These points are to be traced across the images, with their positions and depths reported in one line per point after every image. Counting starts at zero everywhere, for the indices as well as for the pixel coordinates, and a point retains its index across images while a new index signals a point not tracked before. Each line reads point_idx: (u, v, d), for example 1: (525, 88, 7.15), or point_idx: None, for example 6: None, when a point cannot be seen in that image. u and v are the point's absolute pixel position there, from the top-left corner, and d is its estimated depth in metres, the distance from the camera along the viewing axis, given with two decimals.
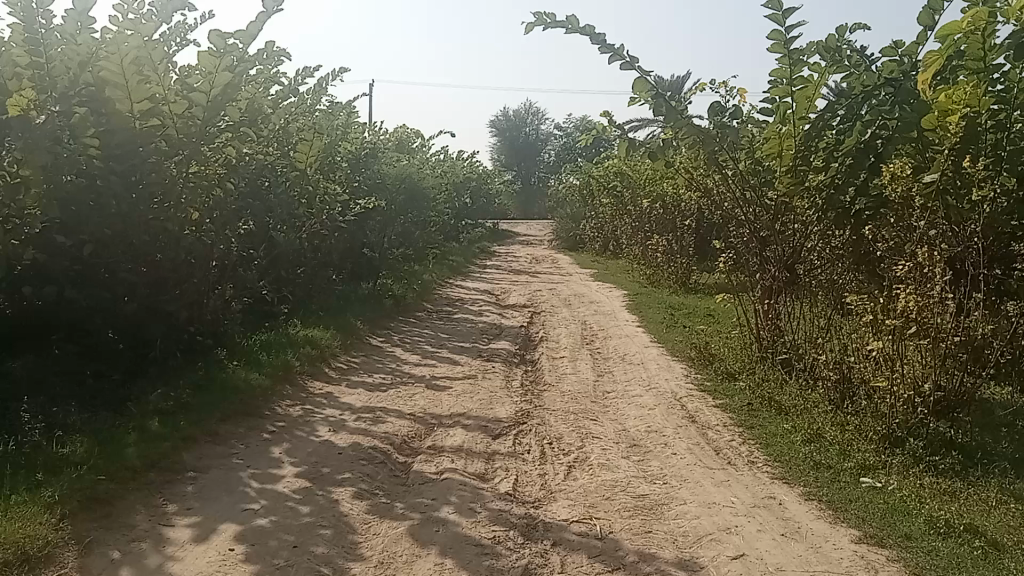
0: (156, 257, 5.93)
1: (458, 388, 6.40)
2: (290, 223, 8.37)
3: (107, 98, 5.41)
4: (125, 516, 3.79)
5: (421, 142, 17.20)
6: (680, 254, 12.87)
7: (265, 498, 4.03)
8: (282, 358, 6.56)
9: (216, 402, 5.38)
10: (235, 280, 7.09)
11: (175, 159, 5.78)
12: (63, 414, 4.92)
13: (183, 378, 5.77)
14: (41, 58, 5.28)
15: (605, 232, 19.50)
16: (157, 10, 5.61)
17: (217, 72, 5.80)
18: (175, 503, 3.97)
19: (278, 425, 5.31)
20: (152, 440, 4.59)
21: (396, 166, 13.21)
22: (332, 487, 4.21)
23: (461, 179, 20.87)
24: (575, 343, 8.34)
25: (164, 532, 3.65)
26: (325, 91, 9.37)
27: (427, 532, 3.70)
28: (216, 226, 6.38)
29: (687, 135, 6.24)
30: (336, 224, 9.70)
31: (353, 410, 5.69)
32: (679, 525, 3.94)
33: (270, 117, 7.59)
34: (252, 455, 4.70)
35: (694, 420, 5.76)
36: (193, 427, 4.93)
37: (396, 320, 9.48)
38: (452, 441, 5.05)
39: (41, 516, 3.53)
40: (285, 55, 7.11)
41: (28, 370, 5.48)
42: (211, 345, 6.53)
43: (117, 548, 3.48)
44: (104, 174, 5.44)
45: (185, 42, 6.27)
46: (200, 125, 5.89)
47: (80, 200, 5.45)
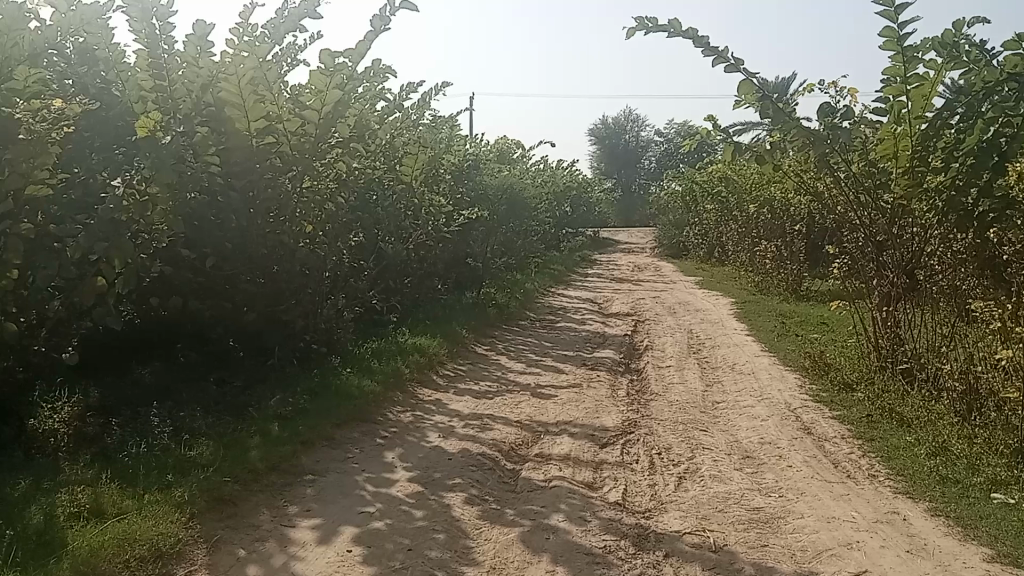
0: (273, 270, 6.24)
1: (564, 396, 6.41)
2: (397, 235, 8.58)
3: (226, 118, 5.69)
4: (250, 516, 3.95)
5: (521, 152, 17.32)
6: (790, 260, 12.53)
7: (380, 501, 4.14)
8: (392, 366, 6.72)
9: (332, 408, 5.56)
10: (345, 290, 7.34)
11: (289, 175, 6.05)
12: (190, 418, 5.19)
13: (300, 384, 5.99)
14: (164, 81, 5.56)
15: (710, 238, 19.21)
16: (270, 33, 5.88)
17: (328, 90, 5.92)
18: (296, 504, 4.12)
19: (390, 431, 5.44)
20: (273, 443, 4.78)
21: (499, 176, 13.37)
22: (444, 492, 4.28)
23: (562, 189, 20.95)
24: (681, 351, 8.22)
25: (287, 533, 3.78)
26: (429, 105, 9.58)
27: (539, 539, 3.72)
28: (328, 238, 6.60)
29: (796, 137, 6.09)
30: (441, 235, 9.89)
31: (461, 417, 5.78)
32: (797, 539, 3.83)
33: (378, 132, 7.81)
34: (367, 459, 4.83)
35: (810, 432, 5.59)
36: (310, 432, 5.10)
37: (500, 328, 9.57)
38: (559, 449, 5.06)
39: (172, 514, 3.73)
40: (391, 71, 7.30)
41: (156, 378, 5.81)
42: (326, 353, 6.77)
43: (244, 547, 3.63)
44: (224, 191, 5.75)
45: (296, 63, 6.53)
46: (313, 142, 6.08)
47: (202, 214, 5.80)
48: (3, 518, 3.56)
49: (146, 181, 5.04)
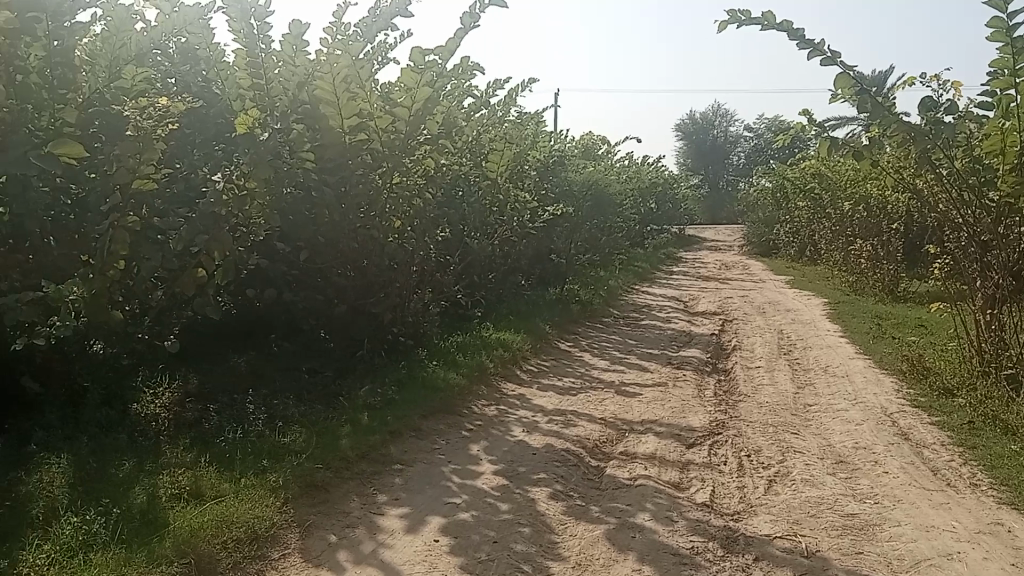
0: (363, 263, 6.38)
1: (649, 395, 6.36)
2: (483, 230, 8.66)
3: (321, 115, 5.82)
4: (340, 502, 4.06)
5: (607, 148, 17.21)
6: (887, 259, 12.10)
7: (466, 493, 4.19)
8: (478, 360, 6.80)
9: (418, 400, 5.66)
10: (432, 284, 7.46)
11: (379, 171, 6.13)
12: (284, 406, 5.36)
13: (388, 375, 6.12)
14: (261, 80, 5.74)
15: (801, 237, 18.71)
16: (363, 31, 5.99)
17: (419, 87, 6.04)
18: (385, 493, 4.22)
19: (475, 424, 5.51)
20: (363, 432, 4.90)
21: (584, 172, 13.33)
22: (529, 486, 4.31)
23: (647, 186, 20.73)
24: (771, 352, 8.04)
25: (376, 520, 3.87)
26: (515, 101, 9.62)
27: (624, 537, 3.70)
28: (417, 233, 6.71)
29: (896, 133, 5.84)
30: (526, 231, 9.93)
31: (545, 412, 5.80)
32: (894, 547, 3.71)
33: (465, 129, 7.89)
34: (453, 451, 4.90)
35: (907, 438, 5.40)
36: (398, 423, 5.20)
37: (584, 325, 9.55)
38: (645, 447, 5.03)
39: (267, 499, 3.87)
40: (479, 67, 7.36)
41: (252, 367, 6.02)
42: (413, 346, 6.89)
43: (335, 533, 3.74)
44: (319, 186, 5.93)
45: (386, 61, 6.65)
46: (403, 139, 6.17)
47: (297, 209, 6.05)
48: (110, 496, 3.75)
49: (245, 178, 5.19)
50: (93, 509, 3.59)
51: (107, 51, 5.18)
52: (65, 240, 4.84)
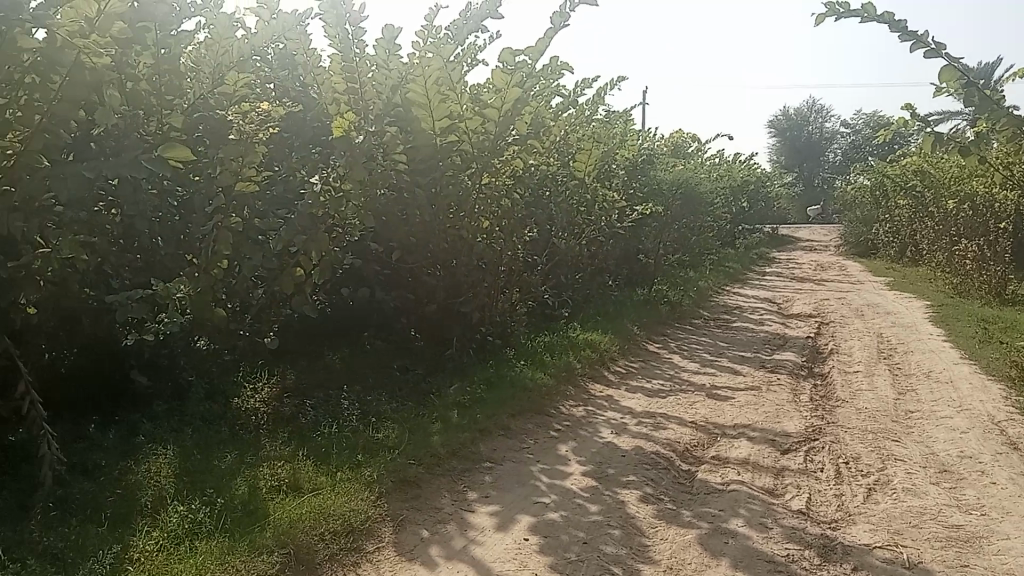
0: (452, 263, 6.48)
1: (741, 398, 6.25)
2: (571, 230, 8.65)
3: (414, 117, 5.88)
4: (432, 498, 4.14)
5: (697, 146, 16.95)
6: (995, 260, 11.55)
7: (555, 493, 4.21)
8: (566, 360, 6.81)
9: (507, 399, 5.70)
10: (521, 284, 7.50)
11: (468, 172, 6.21)
12: (376, 402, 5.49)
13: (477, 374, 6.19)
14: (356, 84, 5.87)
15: (902, 236, 18.02)
16: (453, 34, 6.08)
17: (509, 89, 6.03)
18: (475, 490, 4.28)
19: (564, 424, 5.52)
20: (453, 430, 4.97)
21: (673, 171, 13.17)
22: (618, 488, 4.29)
23: (738, 184, 20.32)
24: (869, 356, 7.78)
25: (467, 517, 3.93)
26: (604, 100, 9.58)
27: (717, 543, 3.65)
28: (506, 233, 6.76)
29: (1005, 127, 5.56)
30: (615, 231, 9.88)
31: (634, 414, 5.77)
32: (1003, 561, 3.54)
33: (553, 129, 7.90)
34: (542, 451, 4.93)
35: (1017, 448, 5.14)
36: (487, 421, 5.26)
37: (672, 327, 9.44)
38: (737, 452, 4.94)
39: (362, 492, 3.97)
40: (567, 67, 7.36)
41: (345, 364, 6.19)
42: (501, 346, 6.95)
43: (427, 528, 3.81)
44: (410, 188, 6.03)
45: (476, 63, 6.72)
46: (492, 140, 6.22)
47: (390, 211, 6.17)
48: (214, 487, 3.91)
49: (341, 179, 5.37)
50: (198, 499, 3.76)
51: (208, 60, 5.35)
52: (172, 240, 5.07)
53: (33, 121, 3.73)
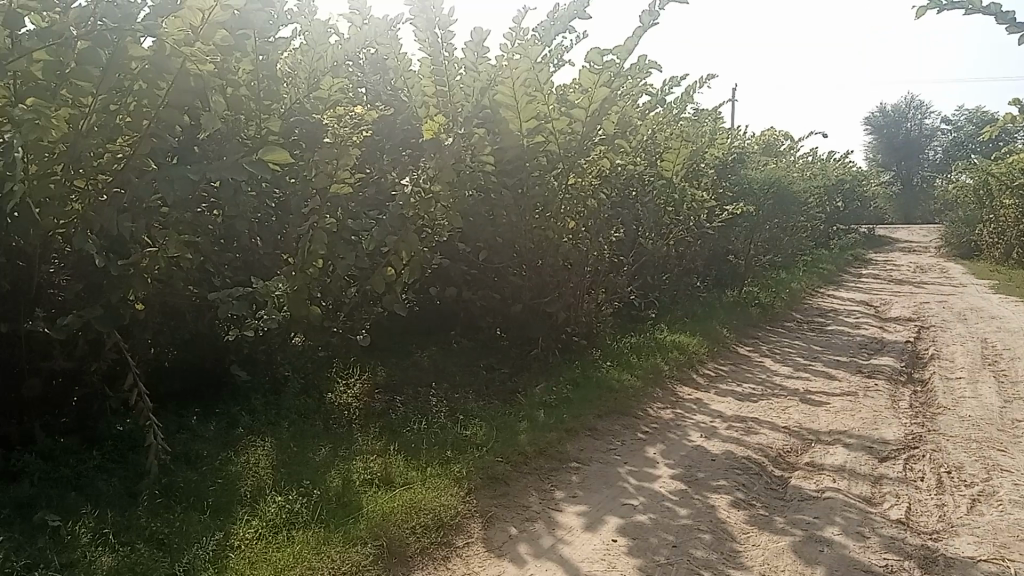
0: (539, 263, 6.52)
1: (836, 404, 6.08)
2: (658, 231, 8.56)
3: (501, 118, 5.89)
4: (520, 496, 4.17)
5: (789, 144, 16.54)
6: None
7: (643, 495, 4.19)
8: (653, 362, 6.75)
9: (595, 400, 5.70)
10: (607, 285, 7.48)
11: (554, 173, 6.20)
12: (464, 400, 5.56)
13: (564, 374, 6.20)
14: (445, 87, 5.95)
15: (1008, 237, 17.18)
16: (540, 35, 6.10)
17: (596, 88, 5.96)
18: (562, 489, 4.29)
19: (652, 427, 5.48)
20: (540, 429, 5.00)
21: (764, 170, 12.88)
22: (708, 492, 4.24)
23: (833, 183, 19.73)
24: (974, 363, 7.45)
25: (554, 516, 3.95)
26: (692, 99, 9.45)
27: (811, 551, 3.57)
28: (592, 233, 6.75)
29: None
30: (704, 231, 9.73)
31: (724, 418, 5.68)
32: None
33: (641, 128, 7.84)
34: (630, 452, 4.91)
35: None
36: (574, 421, 5.27)
37: (763, 329, 9.23)
38: (832, 459, 4.81)
39: (452, 488, 4.04)
40: (655, 66, 7.29)
41: (433, 362, 6.29)
42: (588, 346, 6.94)
43: (515, 525, 3.85)
44: (498, 189, 6.09)
45: (563, 63, 6.72)
46: (579, 140, 6.17)
47: (477, 211, 6.25)
48: (310, 478, 4.04)
49: (430, 181, 5.44)
50: (295, 490, 3.89)
51: (306, 64, 5.60)
52: (270, 240, 5.29)
53: (142, 126, 3.91)
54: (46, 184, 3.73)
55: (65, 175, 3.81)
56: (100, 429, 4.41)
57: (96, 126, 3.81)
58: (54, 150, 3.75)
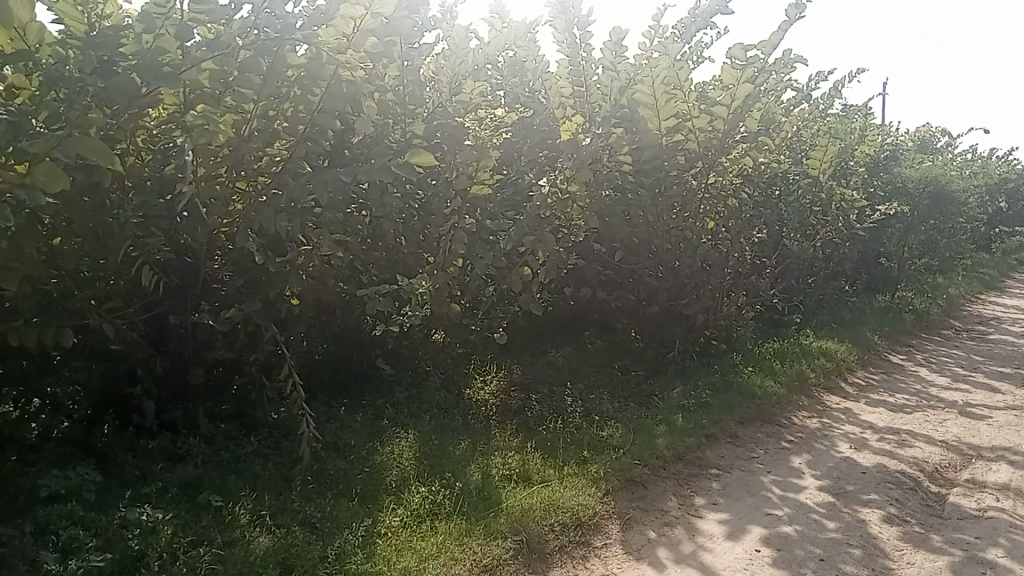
0: (676, 264, 6.43)
1: (1000, 419, 5.68)
2: (803, 232, 8.25)
3: (639, 117, 5.82)
4: (658, 501, 4.13)
5: (947, 140, 15.56)
6: None
7: (788, 506, 4.06)
8: (797, 368, 6.52)
9: (735, 406, 5.56)
10: (749, 288, 7.28)
11: (693, 172, 6.06)
12: (600, 401, 5.56)
13: (703, 378, 6.09)
14: (582, 87, 6.01)
15: None
16: (680, 32, 6.01)
17: (739, 85, 5.80)
18: (702, 496, 4.23)
19: (796, 436, 5.30)
20: (678, 433, 4.93)
21: (920, 167, 12.17)
22: (857, 506, 4.06)
23: (996, 182, 18.41)
24: None
25: (694, 522, 3.90)
26: (841, 94, 9.05)
27: (973, 573, 3.37)
28: (733, 234, 6.59)
29: None
30: (852, 233, 9.30)
31: (875, 430, 5.42)
32: None
33: (786, 126, 7.58)
34: (773, 461, 4.77)
35: None
36: (714, 427, 5.16)
37: (918, 337, 8.73)
38: (996, 477, 4.51)
39: (590, 487, 4.05)
40: (800, 60, 7.03)
41: (569, 362, 6.33)
42: (728, 351, 6.78)
43: (654, 529, 3.82)
44: (635, 188, 6.05)
45: (701, 60, 6.58)
46: (720, 137, 5.94)
47: (614, 211, 6.22)
48: (451, 471, 4.15)
49: (567, 181, 5.49)
50: (437, 482, 4.01)
51: (449, 68, 5.74)
52: (413, 240, 5.34)
53: (297, 130, 4.11)
54: (211, 184, 3.97)
55: (228, 176, 4.04)
56: (257, 416, 4.68)
57: (256, 131, 4.03)
58: (218, 153, 3.97)
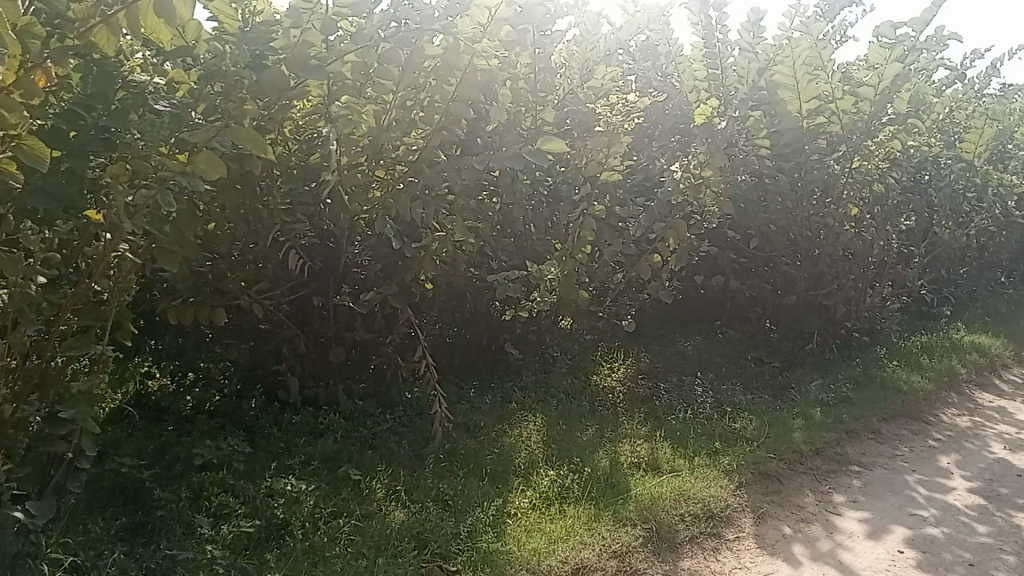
0: (815, 252, 6.19)
1: None
2: (955, 219, 7.77)
3: (779, 100, 5.65)
4: (794, 496, 4.01)
5: None
6: None
7: (935, 507, 3.88)
8: (947, 364, 6.17)
9: (878, 401, 5.32)
10: (894, 278, 6.93)
11: (834, 157, 5.91)
12: (733, 392, 5.43)
13: (843, 371, 5.85)
14: (718, 70, 5.72)
15: None
16: (824, 11, 5.75)
17: (888, 65, 5.50)
18: (841, 493, 4.09)
19: (946, 435, 5.03)
20: (816, 428, 4.76)
21: None
22: (1013, 511, 3.85)
23: None
24: None
25: (833, 520, 3.78)
26: (1000, 72, 8.44)
27: None
28: (877, 221, 6.29)
29: None
30: (1010, 220, 8.68)
31: None
32: None
33: (938, 106, 7.14)
34: (919, 460, 4.56)
35: None
36: (854, 423, 4.95)
37: None
38: None
39: (722, 479, 3.98)
40: (955, 37, 6.59)
41: (700, 352, 6.22)
42: (870, 344, 6.49)
43: (789, 525, 3.73)
44: (773, 173, 5.86)
45: (845, 40, 6.27)
46: (866, 119, 5.68)
47: (750, 197, 6.04)
48: (580, 456, 4.16)
49: (701, 166, 5.24)
50: (566, 466, 4.03)
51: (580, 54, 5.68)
52: (541, 227, 5.36)
53: (433, 120, 4.13)
54: (354, 173, 4.10)
55: (367, 165, 4.16)
56: (393, 396, 4.84)
57: (394, 120, 4.11)
58: (358, 141, 4.08)
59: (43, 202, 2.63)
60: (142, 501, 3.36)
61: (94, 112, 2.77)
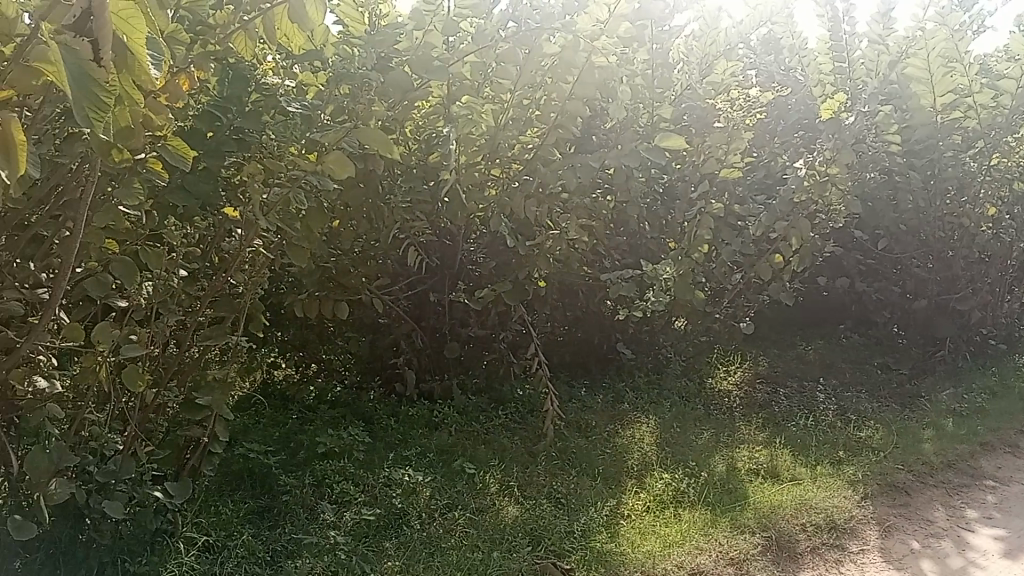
0: (948, 254, 5.86)
1: None
2: None
3: (912, 94, 5.37)
4: (923, 509, 3.83)
5: None
6: None
7: None
8: None
9: (1016, 413, 5.01)
10: None
11: (972, 153, 5.55)
12: (856, 399, 5.23)
13: (977, 381, 5.55)
14: (845, 63, 5.53)
15: None
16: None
17: None
18: (975, 509, 3.88)
19: None
20: (947, 439, 4.53)
21: None
22: None
23: None
24: None
25: (966, 536, 3.59)
26: None
27: None
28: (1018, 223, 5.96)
29: None
30: None
31: None
32: None
33: None
34: None
35: None
36: (990, 435, 4.69)
37: None
38: None
39: (845, 490, 3.85)
40: None
41: (821, 356, 6.02)
42: (1007, 353, 6.13)
43: (918, 540, 3.56)
44: (904, 170, 5.61)
45: (982, 29, 5.91)
46: (1008, 114, 5.43)
47: (878, 195, 5.84)
48: (695, 460, 4.10)
49: (827, 163, 5.10)
50: (681, 470, 3.97)
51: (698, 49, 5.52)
52: (656, 225, 5.33)
53: (549, 118, 4.13)
54: (471, 171, 4.16)
55: (484, 164, 4.21)
56: (505, 392, 4.89)
57: (511, 119, 4.15)
58: (476, 141, 4.12)
59: (181, 200, 2.83)
60: (268, 485, 3.51)
61: (229, 113, 2.86)
